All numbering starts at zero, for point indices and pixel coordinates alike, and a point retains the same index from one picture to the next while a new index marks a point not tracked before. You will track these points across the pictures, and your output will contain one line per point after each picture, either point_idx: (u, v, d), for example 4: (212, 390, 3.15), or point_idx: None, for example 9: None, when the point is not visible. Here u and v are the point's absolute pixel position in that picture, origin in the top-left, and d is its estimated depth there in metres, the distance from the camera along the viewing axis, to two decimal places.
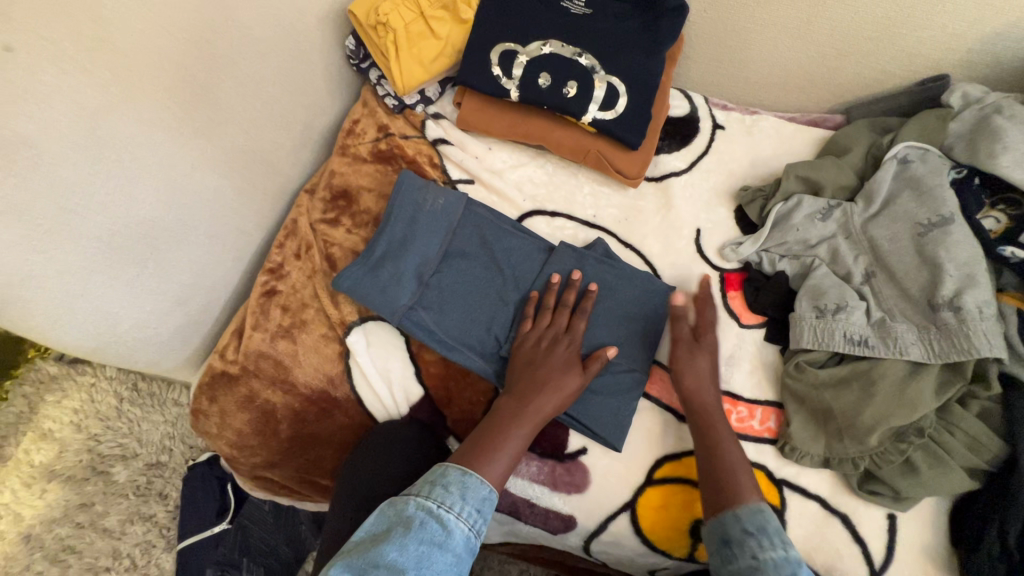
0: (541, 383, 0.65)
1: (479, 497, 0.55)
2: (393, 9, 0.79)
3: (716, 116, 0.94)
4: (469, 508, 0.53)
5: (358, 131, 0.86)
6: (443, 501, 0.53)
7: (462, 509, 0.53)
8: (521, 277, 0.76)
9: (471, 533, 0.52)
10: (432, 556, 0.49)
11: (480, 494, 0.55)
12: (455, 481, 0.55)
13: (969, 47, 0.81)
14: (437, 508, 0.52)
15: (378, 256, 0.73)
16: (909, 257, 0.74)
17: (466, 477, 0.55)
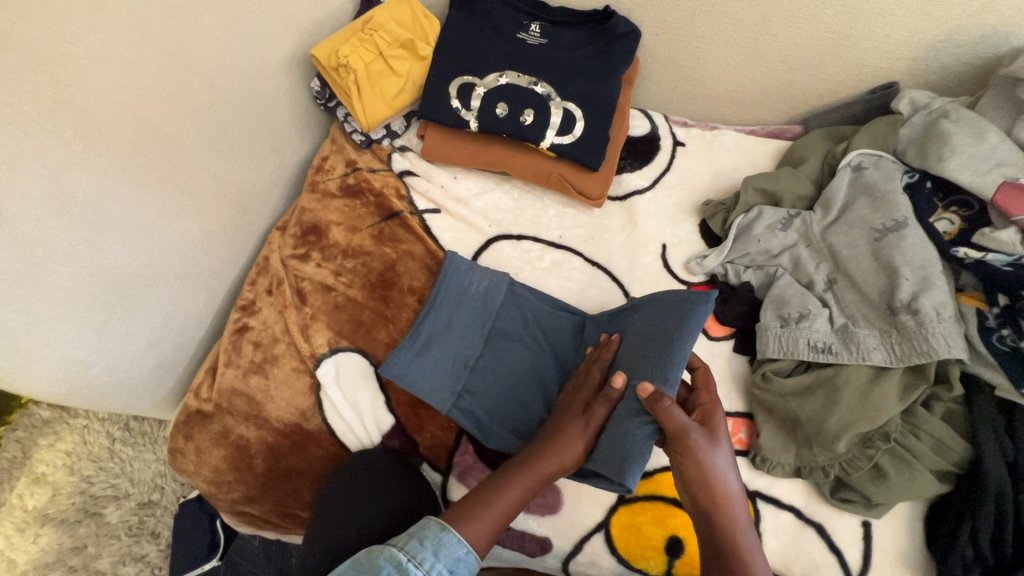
0: (550, 438, 0.63)
1: (452, 557, 0.56)
2: (353, 51, 0.81)
3: (677, 133, 0.97)
4: (440, 566, 0.55)
5: (327, 168, 0.89)
6: (414, 555, 0.55)
7: (434, 567, 0.55)
8: (563, 357, 0.76)
9: None
10: None
11: (455, 553, 0.56)
12: (432, 537, 0.56)
13: (913, 55, 0.83)
14: (405, 562, 0.55)
15: (423, 340, 0.73)
16: (868, 262, 0.75)
17: (444, 533, 0.57)
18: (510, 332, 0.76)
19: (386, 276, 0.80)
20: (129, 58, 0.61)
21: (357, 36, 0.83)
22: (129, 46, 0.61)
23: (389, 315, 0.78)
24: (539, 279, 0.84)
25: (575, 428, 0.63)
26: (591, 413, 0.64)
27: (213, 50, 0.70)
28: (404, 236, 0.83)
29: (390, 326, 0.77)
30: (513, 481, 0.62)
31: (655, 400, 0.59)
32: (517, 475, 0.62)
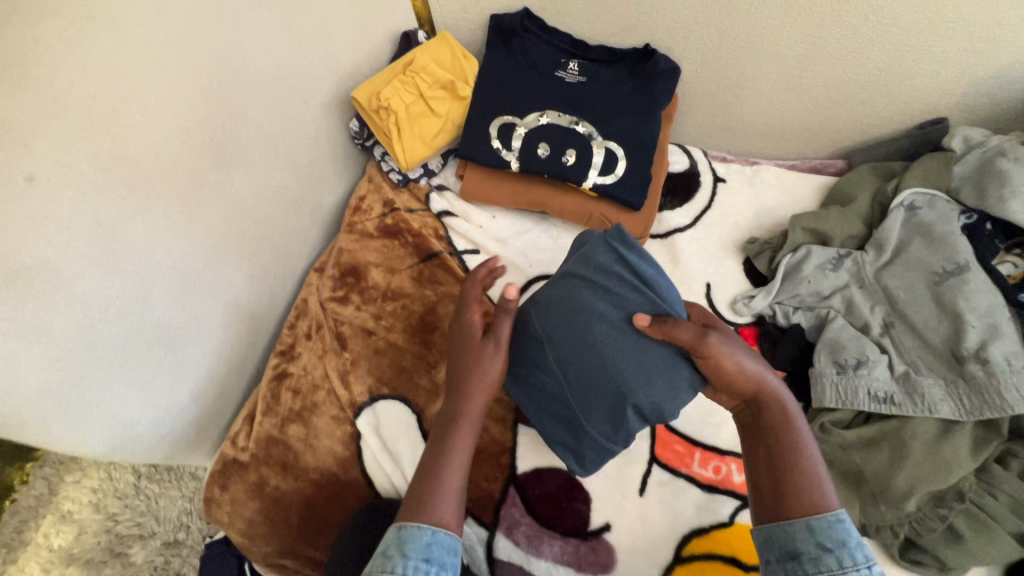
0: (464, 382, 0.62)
1: (423, 542, 0.52)
2: (393, 94, 0.81)
3: (717, 169, 0.95)
4: (415, 563, 0.50)
5: (364, 207, 0.88)
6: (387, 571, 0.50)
7: (409, 568, 0.50)
8: (642, 403, 0.57)
9: None
10: None
11: (421, 542, 0.52)
12: (392, 544, 0.52)
13: (963, 92, 0.81)
14: None
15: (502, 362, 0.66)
16: (928, 307, 0.73)
17: (400, 533, 0.53)
18: (562, 307, 0.60)
19: (427, 319, 0.78)
20: (179, 111, 0.60)
21: (398, 78, 0.82)
22: (180, 98, 0.60)
23: (430, 360, 0.75)
24: None
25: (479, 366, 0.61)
26: (484, 350, 0.63)
27: (258, 97, 0.70)
28: (444, 278, 0.82)
29: (431, 371, 0.75)
30: (447, 448, 0.58)
31: (651, 330, 0.56)
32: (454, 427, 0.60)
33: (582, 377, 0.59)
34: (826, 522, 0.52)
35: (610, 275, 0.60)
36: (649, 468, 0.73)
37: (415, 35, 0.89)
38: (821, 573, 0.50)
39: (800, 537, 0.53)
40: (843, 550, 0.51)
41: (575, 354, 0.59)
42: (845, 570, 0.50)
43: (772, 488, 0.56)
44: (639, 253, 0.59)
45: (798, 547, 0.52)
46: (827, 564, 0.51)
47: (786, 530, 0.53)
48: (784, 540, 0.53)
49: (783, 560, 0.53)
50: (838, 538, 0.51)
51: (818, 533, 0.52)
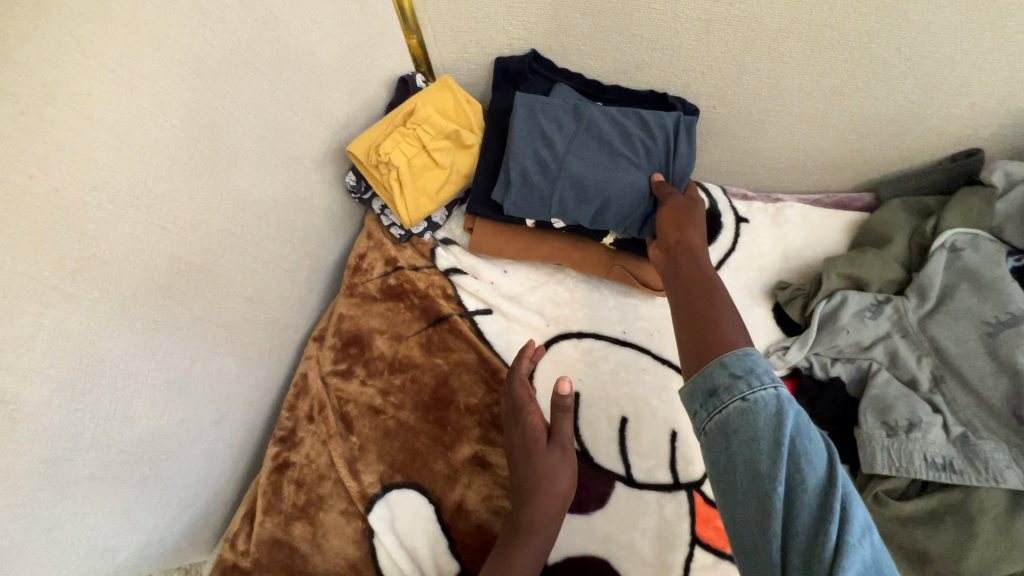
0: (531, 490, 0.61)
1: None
2: (394, 147, 0.74)
3: (738, 208, 0.89)
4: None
5: (365, 267, 0.82)
6: None
7: None
8: (608, 201, 0.74)
9: None
10: None
11: None
12: None
13: (1001, 124, 0.76)
14: None
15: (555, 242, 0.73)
16: (984, 359, 0.67)
17: None
18: (587, 146, 0.76)
19: (440, 393, 0.72)
20: (156, 194, 0.54)
21: (400, 130, 0.76)
22: (158, 179, 0.54)
23: (447, 441, 0.69)
24: (605, 386, 0.76)
25: (546, 480, 0.61)
26: (552, 461, 0.62)
27: (245, 165, 0.64)
28: (456, 344, 0.75)
29: (448, 455, 0.68)
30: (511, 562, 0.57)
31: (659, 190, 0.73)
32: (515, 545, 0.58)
33: (586, 153, 0.75)
34: (734, 354, 0.46)
35: (627, 116, 0.78)
36: (691, 551, 0.65)
37: (413, 79, 0.83)
38: (735, 399, 0.43)
39: (713, 374, 0.46)
40: (750, 374, 0.44)
41: (572, 189, 0.74)
42: (754, 390, 0.43)
43: (685, 314, 0.55)
44: (689, 138, 0.77)
45: (714, 383, 0.45)
46: (737, 389, 0.43)
47: (702, 368, 0.47)
48: (701, 379, 0.46)
49: (703, 406, 0.45)
50: (746, 367, 0.44)
51: (727, 364, 0.45)
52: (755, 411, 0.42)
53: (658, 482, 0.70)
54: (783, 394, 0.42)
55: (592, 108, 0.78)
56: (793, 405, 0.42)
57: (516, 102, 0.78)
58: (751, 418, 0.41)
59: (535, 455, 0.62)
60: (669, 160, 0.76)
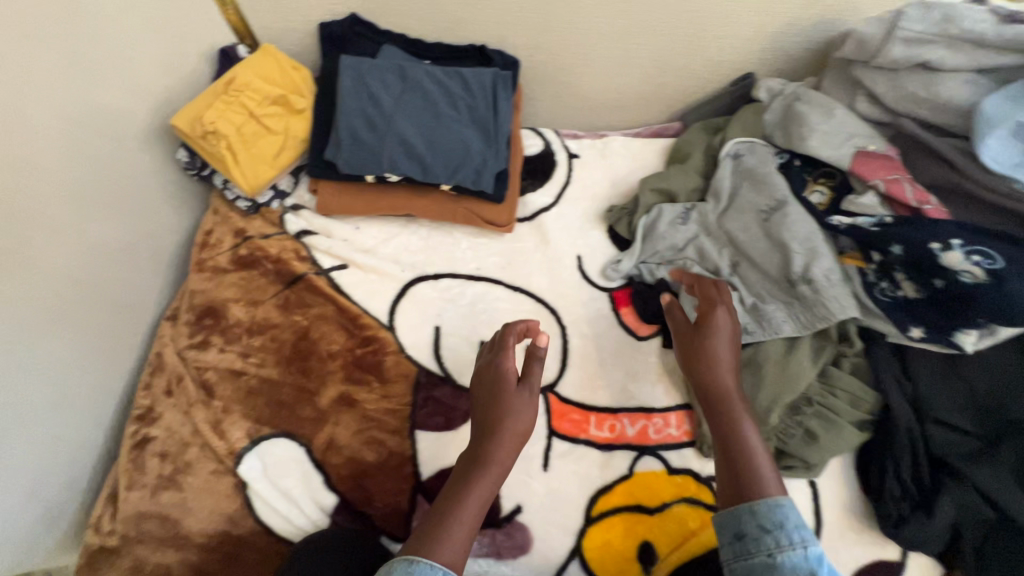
0: (494, 425, 0.60)
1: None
2: (219, 115, 0.75)
3: (569, 146, 0.99)
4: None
5: (213, 242, 0.82)
6: None
7: None
8: (438, 155, 0.80)
9: None
10: None
11: None
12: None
13: (761, 48, 0.91)
14: None
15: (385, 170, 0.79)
16: (762, 241, 0.81)
17: (412, 567, 0.50)
18: (412, 103, 0.81)
19: (301, 346, 0.75)
20: None
21: (222, 98, 0.76)
22: None
23: (312, 388, 0.72)
24: (465, 316, 0.82)
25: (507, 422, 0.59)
26: (518, 401, 0.61)
27: (50, 143, 0.62)
28: (314, 300, 0.78)
29: (314, 400, 0.71)
30: (469, 489, 0.56)
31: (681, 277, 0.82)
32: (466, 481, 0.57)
33: (413, 112, 0.81)
34: (767, 505, 0.57)
35: (449, 74, 0.83)
36: (551, 442, 0.75)
37: (233, 49, 0.83)
38: (763, 552, 0.54)
39: (744, 519, 0.57)
40: (781, 531, 0.54)
41: (401, 145, 0.79)
42: (781, 548, 0.53)
43: (732, 475, 0.61)
44: (507, 95, 0.84)
45: (743, 529, 0.57)
46: (767, 543, 0.55)
47: (734, 514, 0.58)
48: (735, 520, 0.58)
49: (732, 544, 0.57)
50: (776, 521, 0.55)
51: (758, 513, 0.57)
52: (780, 561, 0.53)
53: None
54: (811, 556, 0.52)
55: (416, 66, 0.83)
56: (821, 563, 0.52)
57: (343, 65, 0.82)
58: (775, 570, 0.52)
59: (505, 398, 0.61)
60: (492, 112, 0.83)
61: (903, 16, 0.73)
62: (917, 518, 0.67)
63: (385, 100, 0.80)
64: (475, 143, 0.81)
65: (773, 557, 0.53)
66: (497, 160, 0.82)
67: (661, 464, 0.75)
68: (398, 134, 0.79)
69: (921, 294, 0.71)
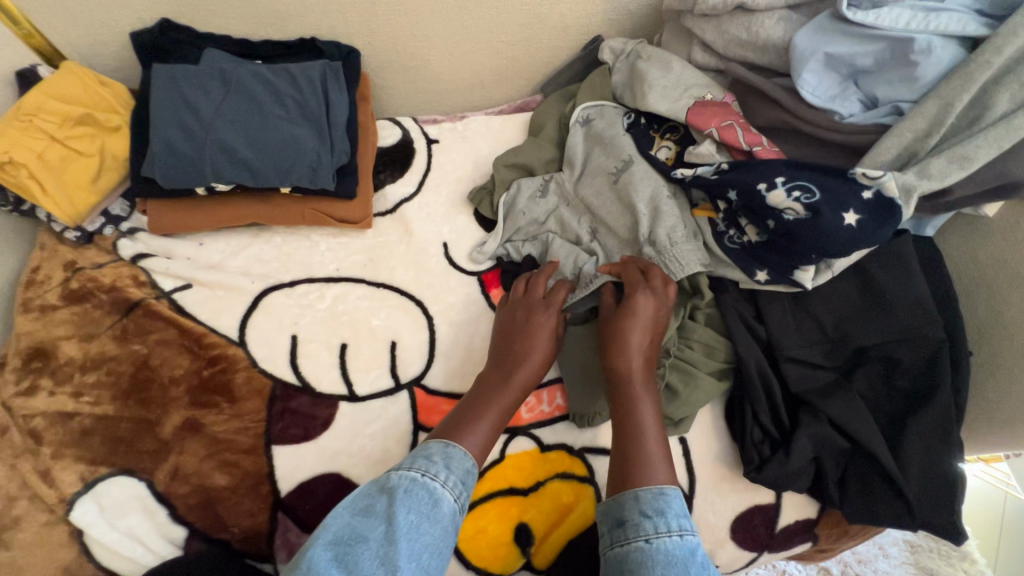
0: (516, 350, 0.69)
1: (463, 467, 0.58)
2: (14, 144, 0.70)
3: (429, 132, 0.96)
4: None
5: (41, 279, 0.77)
6: (427, 470, 0.56)
7: (449, 482, 0.56)
8: (266, 157, 0.76)
9: (456, 507, 0.56)
10: (420, 525, 0.52)
11: (456, 461, 0.58)
12: (438, 452, 0.58)
13: (601, 10, 0.90)
14: (421, 478, 0.55)
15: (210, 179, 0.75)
16: (613, 204, 0.80)
17: (448, 448, 0.59)
18: (235, 106, 0.77)
19: (141, 376, 0.71)
20: None
21: (15, 124, 0.71)
22: None
23: (153, 418, 0.68)
24: (324, 321, 0.78)
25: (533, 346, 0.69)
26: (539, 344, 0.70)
27: None
28: (154, 325, 0.74)
29: (156, 430, 0.68)
30: (489, 404, 0.64)
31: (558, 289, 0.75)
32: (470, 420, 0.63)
33: (235, 115, 0.77)
34: (652, 493, 0.57)
35: (276, 73, 0.80)
36: (417, 438, 0.72)
37: (33, 70, 0.77)
38: (639, 536, 0.54)
39: (626, 505, 0.57)
40: (660, 517, 0.55)
41: (224, 152, 0.75)
42: (657, 535, 0.53)
43: (622, 462, 0.60)
44: (338, 87, 0.81)
45: (625, 515, 0.56)
46: (645, 528, 0.54)
47: (619, 502, 0.58)
48: (619, 506, 0.57)
49: (612, 528, 0.57)
50: (658, 508, 0.56)
51: (642, 501, 0.56)
52: (654, 548, 0.53)
53: (382, 390, 0.75)
54: (685, 543, 0.53)
55: (238, 68, 0.79)
56: (696, 555, 0.52)
57: (157, 75, 0.77)
58: (650, 557, 0.52)
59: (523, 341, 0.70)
60: (323, 106, 0.80)
61: None
62: (776, 458, 0.67)
63: (203, 106, 0.76)
64: (307, 140, 0.78)
65: (649, 543, 0.53)
66: (335, 155, 0.79)
67: (534, 443, 0.73)
68: (220, 140, 0.75)
69: (762, 238, 0.71)
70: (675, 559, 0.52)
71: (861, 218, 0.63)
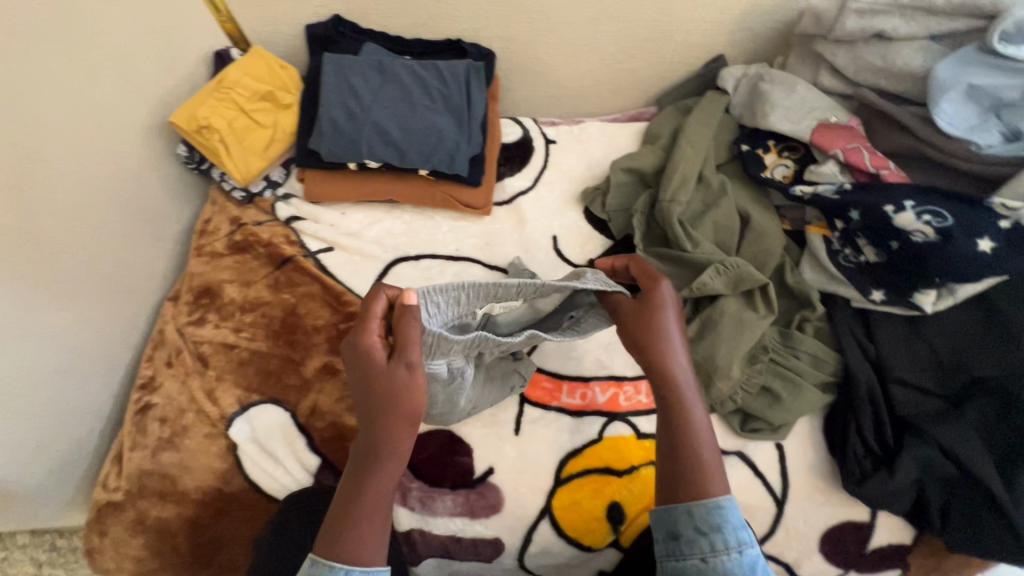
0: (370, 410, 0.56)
1: None
2: (212, 112, 0.82)
3: (547, 133, 1.03)
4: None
5: (211, 229, 0.89)
6: None
7: None
8: (413, 142, 0.85)
9: None
10: None
11: None
12: None
13: (728, 30, 0.93)
14: None
15: (364, 156, 0.85)
16: (731, 214, 0.83)
17: None
18: (389, 94, 0.86)
19: (289, 321, 0.80)
20: None
21: (215, 96, 0.83)
22: None
23: (297, 358, 0.78)
24: None
25: (396, 386, 0.55)
26: (399, 374, 0.55)
27: (56, 138, 0.69)
28: (301, 279, 0.84)
29: (300, 368, 0.77)
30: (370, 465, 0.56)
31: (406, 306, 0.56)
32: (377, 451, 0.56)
33: (390, 103, 0.86)
34: (706, 509, 0.55)
35: (425, 68, 0.89)
36: (522, 409, 0.78)
37: (227, 53, 0.91)
38: (696, 555, 0.55)
39: (681, 521, 0.56)
40: (716, 534, 0.54)
41: (378, 134, 0.84)
42: (715, 553, 0.54)
43: (680, 473, 0.57)
44: (480, 84, 0.89)
45: (679, 530, 0.56)
46: (699, 545, 0.55)
47: (671, 513, 0.57)
48: (671, 521, 0.57)
49: (665, 540, 0.57)
50: (713, 523, 0.55)
51: (695, 517, 0.55)
52: (712, 565, 0.54)
53: None
54: (744, 559, 0.54)
55: (393, 61, 0.88)
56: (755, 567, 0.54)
57: (325, 62, 0.88)
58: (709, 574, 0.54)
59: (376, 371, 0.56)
60: (464, 100, 0.88)
61: None
62: (878, 475, 0.68)
63: (364, 93, 0.86)
64: (448, 130, 0.86)
65: (706, 561, 0.55)
66: (470, 145, 0.87)
67: (631, 429, 0.77)
68: (376, 124, 0.84)
69: (881, 258, 0.73)
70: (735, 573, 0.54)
71: (994, 244, 0.65)
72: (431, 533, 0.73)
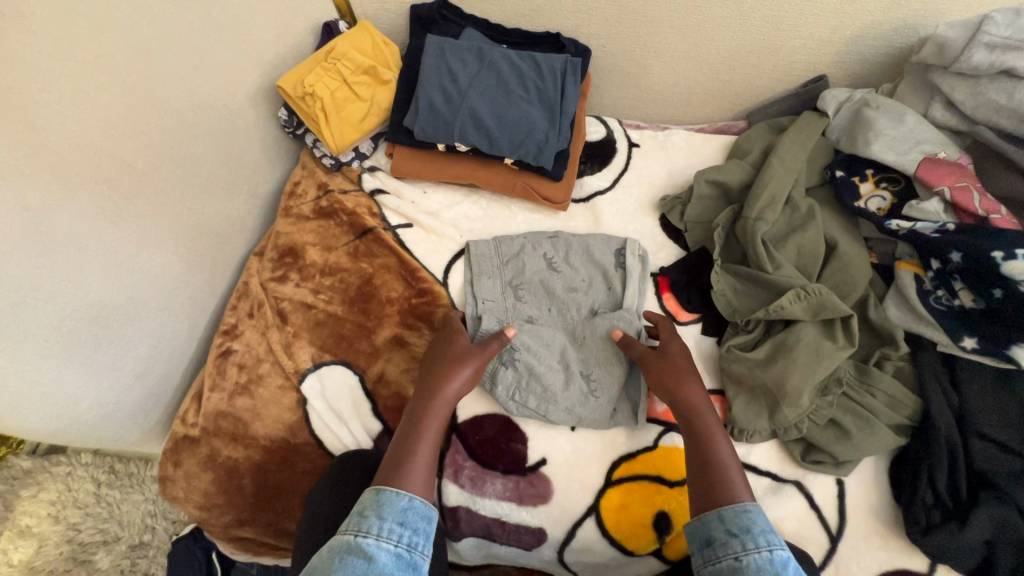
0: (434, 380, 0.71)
1: (396, 509, 0.59)
2: (318, 80, 0.85)
3: (631, 136, 1.02)
4: (390, 523, 0.57)
5: (299, 192, 0.93)
6: (365, 529, 0.57)
7: (384, 529, 0.57)
8: (504, 129, 0.86)
9: (399, 548, 0.56)
10: None
11: (397, 506, 0.59)
12: (369, 504, 0.59)
13: (837, 51, 0.90)
14: (356, 538, 0.56)
15: (455, 139, 0.87)
16: (817, 239, 0.81)
17: (394, 498, 0.60)
18: (487, 80, 0.88)
19: (364, 289, 0.83)
20: (101, 102, 0.64)
21: (322, 66, 0.87)
22: (99, 88, 0.63)
23: (370, 326, 0.80)
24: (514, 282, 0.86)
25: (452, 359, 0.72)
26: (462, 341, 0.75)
27: (182, 90, 0.73)
28: (380, 251, 0.86)
29: (372, 336, 0.80)
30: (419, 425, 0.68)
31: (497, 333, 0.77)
32: (423, 416, 0.68)
33: (486, 89, 0.87)
34: (733, 511, 0.61)
35: (523, 59, 0.89)
36: None
37: (335, 24, 0.94)
38: (729, 555, 0.58)
39: (713, 525, 0.61)
40: (746, 534, 0.58)
41: (472, 118, 0.86)
42: (748, 551, 0.57)
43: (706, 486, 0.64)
44: (575, 79, 0.89)
45: (712, 535, 0.60)
46: (733, 546, 0.58)
47: (703, 522, 0.62)
48: (703, 528, 0.61)
49: (702, 548, 0.61)
50: (743, 525, 0.59)
51: (726, 519, 0.60)
52: (745, 564, 0.56)
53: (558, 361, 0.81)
54: (775, 558, 0.56)
55: (493, 48, 0.89)
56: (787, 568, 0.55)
57: (428, 43, 0.90)
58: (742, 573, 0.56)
59: (456, 348, 0.74)
60: (558, 93, 0.88)
61: (989, 21, 0.73)
62: (948, 528, 0.65)
63: (462, 76, 0.87)
64: (539, 121, 0.87)
65: (740, 560, 0.57)
66: (558, 137, 0.88)
67: None
68: (470, 107, 0.86)
69: (978, 305, 0.70)
70: (768, 571, 0.55)
71: None
72: (477, 513, 0.74)
